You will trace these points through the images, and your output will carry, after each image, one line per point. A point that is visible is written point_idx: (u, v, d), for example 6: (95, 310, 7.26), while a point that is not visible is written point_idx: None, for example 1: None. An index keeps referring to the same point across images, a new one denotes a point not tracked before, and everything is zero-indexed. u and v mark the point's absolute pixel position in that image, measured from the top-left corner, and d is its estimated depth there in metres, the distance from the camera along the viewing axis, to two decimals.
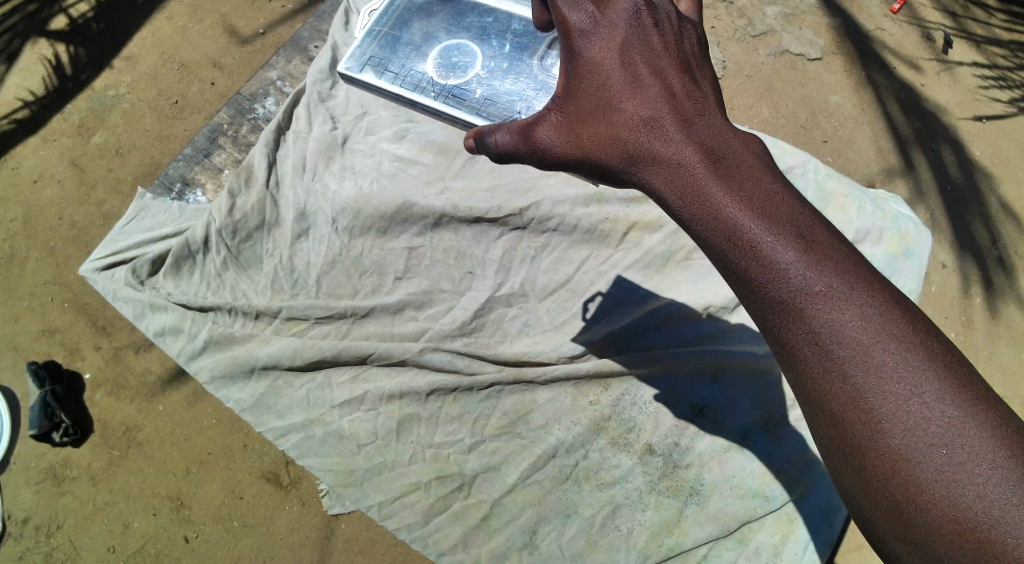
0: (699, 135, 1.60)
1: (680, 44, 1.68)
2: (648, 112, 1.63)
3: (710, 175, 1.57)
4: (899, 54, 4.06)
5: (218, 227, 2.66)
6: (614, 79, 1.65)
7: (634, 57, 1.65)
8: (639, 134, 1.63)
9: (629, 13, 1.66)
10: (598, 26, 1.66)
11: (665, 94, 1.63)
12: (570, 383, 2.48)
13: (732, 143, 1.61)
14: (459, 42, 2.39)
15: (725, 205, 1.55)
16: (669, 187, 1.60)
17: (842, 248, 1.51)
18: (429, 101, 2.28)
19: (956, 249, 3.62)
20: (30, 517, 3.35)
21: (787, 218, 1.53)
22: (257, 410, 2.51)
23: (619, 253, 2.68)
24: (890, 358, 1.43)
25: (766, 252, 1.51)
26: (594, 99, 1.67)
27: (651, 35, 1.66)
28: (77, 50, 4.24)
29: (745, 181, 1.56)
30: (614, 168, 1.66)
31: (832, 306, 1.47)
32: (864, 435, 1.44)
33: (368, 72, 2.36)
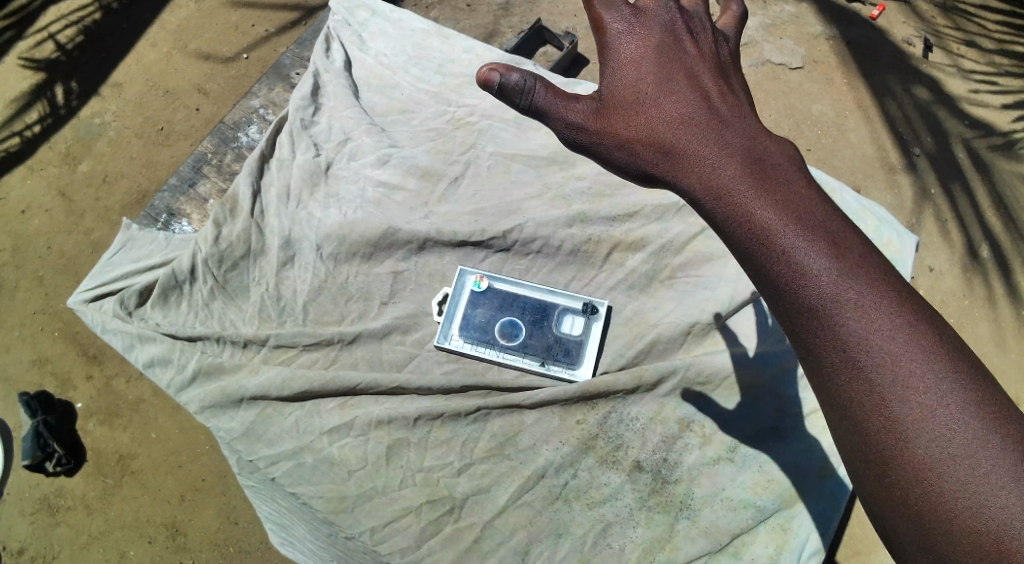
0: (729, 138, 1.72)
1: (710, 50, 1.84)
2: (683, 112, 1.75)
3: (742, 176, 1.67)
4: (878, 63, 4.10)
5: (204, 257, 2.67)
6: (651, 79, 1.78)
7: (670, 58, 1.80)
8: (675, 133, 1.74)
9: (667, 20, 1.83)
10: (636, 28, 1.81)
11: (699, 97, 1.77)
12: (557, 405, 2.51)
13: (761, 147, 1.71)
14: (527, 313, 2.69)
15: (756, 209, 1.63)
16: (701, 185, 1.70)
17: (873, 260, 1.56)
18: (494, 355, 2.61)
19: (941, 253, 3.65)
20: (25, 548, 3.36)
21: (818, 223, 1.60)
22: (248, 439, 2.50)
23: (603, 274, 2.71)
24: (917, 366, 1.47)
25: (795, 251, 1.57)
26: (631, 97, 1.77)
27: (685, 41, 1.82)
28: (55, 80, 4.26)
29: (777, 184, 1.65)
30: (646, 163, 1.75)
31: (863, 312, 1.51)
32: (889, 443, 1.47)
33: (451, 331, 2.64)
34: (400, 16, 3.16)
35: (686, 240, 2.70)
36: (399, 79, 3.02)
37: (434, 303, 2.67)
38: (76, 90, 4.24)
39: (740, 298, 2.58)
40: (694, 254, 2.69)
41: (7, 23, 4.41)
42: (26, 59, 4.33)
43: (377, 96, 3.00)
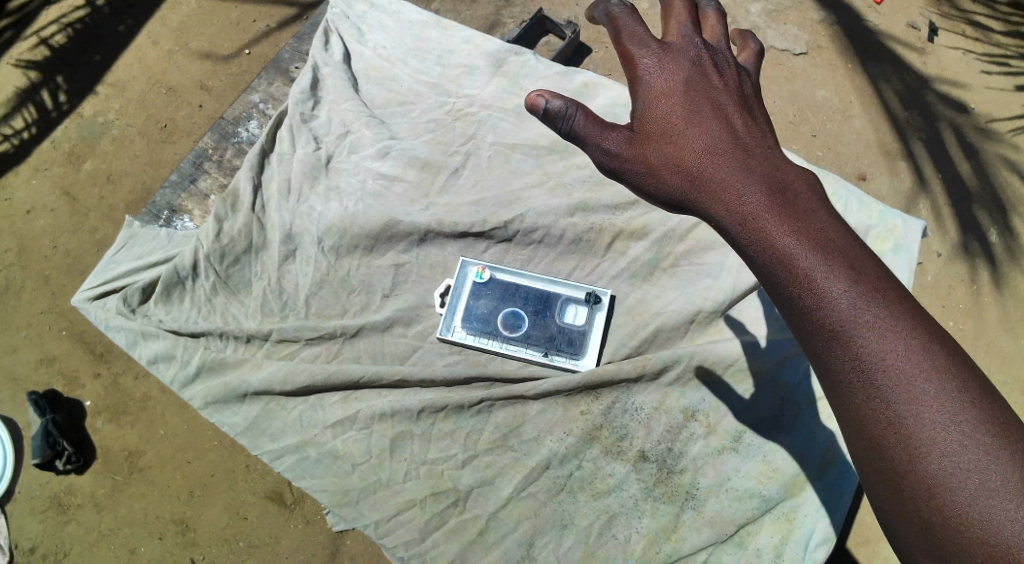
0: (752, 167, 1.71)
1: (737, 83, 1.82)
2: (708, 142, 1.74)
3: (763, 204, 1.66)
4: (883, 47, 4.04)
5: (206, 253, 2.67)
6: (679, 111, 1.76)
7: (697, 90, 1.78)
8: (702, 162, 1.73)
9: (695, 54, 1.81)
10: (664, 62, 1.80)
11: (723, 126, 1.75)
12: (560, 395, 2.49)
13: (783, 175, 1.69)
14: (529, 306, 2.67)
15: (777, 235, 1.62)
16: (727, 213, 1.68)
17: (889, 284, 1.54)
18: (497, 346, 2.60)
19: (948, 239, 3.62)
20: (36, 546, 3.39)
21: (836, 248, 1.58)
22: (251, 434, 2.50)
23: (605, 263, 2.69)
24: (930, 384, 1.45)
25: (813, 274, 1.56)
26: (660, 128, 1.77)
27: (711, 73, 1.80)
28: (46, 85, 4.25)
29: (798, 212, 1.63)
30: (673, 192, 1.75)
31: (878, 333, 1.49)
32: (901, 459, 1.46)
33: (452, 325, 2.63)
34: (398, 8, 3.13)
35: (689, 228, 2.66)
36: (399, 71, 3.00)
37: (437, 295, 2.66)
38: (63, 100, 4.22)
39: (742, 287, 2.56)
40: (696, 242, 2.65)
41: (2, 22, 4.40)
42: (18, 62, 4.31)
43: (376, 89, 2.98)
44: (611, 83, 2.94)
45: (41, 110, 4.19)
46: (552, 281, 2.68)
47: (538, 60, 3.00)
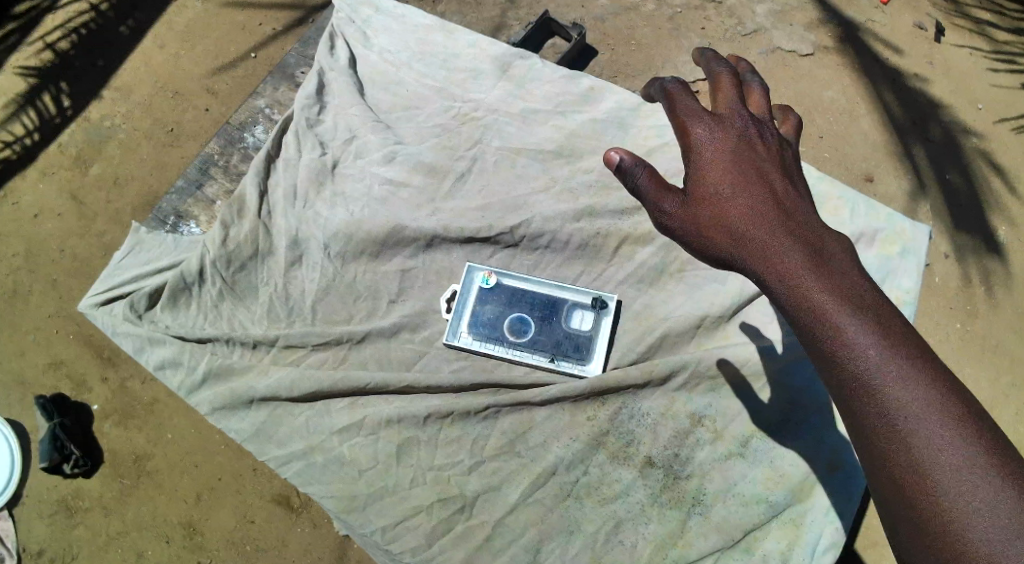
0: (792, 227, 1.74)
1: (783, 155, 1.86)
2: (754, 206, 1.77)
3: (799, 259, 1.70)
4: (891, 47, 4.01)
5: (212, 258, 2.67)
6: (728, 176, 1.79)
7: (745, 157, 1.81)
8: (748, 223, 1.75)
9: (743, 124, 1.86)
10: (714, 130, 1.84)
11: (767, 190, 1.79)
12: (567, 401, 2.49)
13: (818, 236, 1.74)
14: (534, 312, 2.67)
15: (812, 288, 1.66)
16: (774, 274, 1.71)
17: (911, 335, 1.59)
18: (503, 352, 2.60)
19: (955, 241, 3.62)
20: (45, 549, 3.41)
21: (864, 302, 1.63)
22: (259, 440, 2.51)
23: (612, 268, 2.69)
24: (947, 426, 1.47)
25: (841, 323, 1.60)
26: (710, 189, 1.79)
27: (758, 144, 1.84)
28: (51, 91, 4.27)
29: (831, 269, 1.68)
30: (722, 252, 1.76)
31: (900, 378, 1.53)
32: (919, 497, 1.47)
33: (457, 331, 2.62)
34: (403, 12, 3.13)
35: None
36: (404, 75, 3.00)
37: (443, 300, 2.66)
38: (68, 105, 4.24)
39: (749, 292, 2.56)
40: None
41: (9, 27, 4.42)
42: (23, 68, 4.32)
43: (381, 93, 2.98)
44: (617, 87, 2.95)
45: (45, 115, 4.21)
46: (559, 286, 2.68)
47: (543, 63, 3.00)
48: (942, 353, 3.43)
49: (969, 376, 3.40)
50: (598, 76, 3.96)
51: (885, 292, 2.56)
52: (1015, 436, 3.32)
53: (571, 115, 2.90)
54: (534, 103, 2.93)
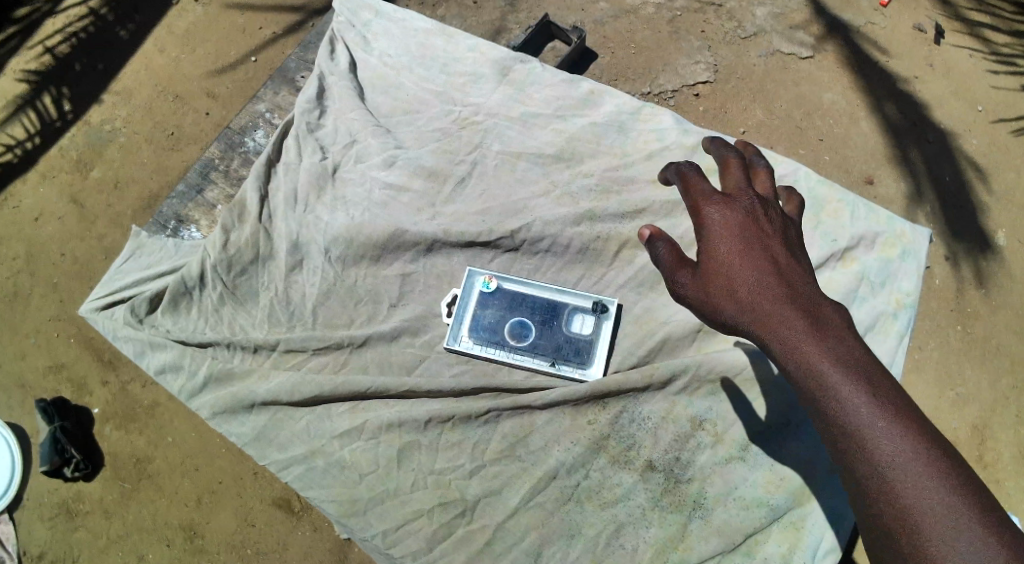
0: (795, 296, 1.78)
1: (787, 232, 1.88)
2: (759, 277, 1.79)
3: (801, 326, 1.74)
4: (891, 49, 4.01)
5: (213, 263, 2.68)
6: (735, 249, 1.82)
7: (752, 232, 1.84)
8: (753, 293, 1.79)
9: (751, 202, 1.88)
10: (722, 207, 1.87)
11: (771, 261, 1.81)
12: (567, 405, 2.50)
13: (819, 304, 1.78)
14: (534, 315, 2.67)
15: (812, 354, 1.71)
16: (779, 344, 1.75)
17: (903, 400, 1.65)
18: (503, 356, 2.61)
19: (955, 243, 3.62)
20: (46, 552, 3.41)
21: (859, 367, 1.69)
22: (260, 444, 2.51)
23: (612, 272, 2.69)
24: (934, 485, 1.55)
25: (839, 388, 1.67)
26: (718, 261, 1.83)
27: (763, 220, 1.86)
28: (51, 95, 4.27)
29: (831, 336, 1.73)
30: (730, 321, 1.81)
31: (890, 438, 1.60)
32: (909, 551, 1.53)
33: (458, 336, 2.63)
34: (403, 16, 3.13)
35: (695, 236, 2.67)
36: (404, 79, 3.00)
37: (444, 304, 2.66)
38: (68, 109, 4.24)
39: None
40: None
41: (10, 31, 4.43)
42: (23, 72, 4.33)
43: (382, 97, 2.99)
44: (617, 91, 2.94)
45: (45, 119, 4.21)
46: (559, 290, 2.68)
47: (543, 67, 3.00)
48: (942, 356, 3.44)
49: (970, 378, 3.40)
50: (597, 79, 3.96)
51: (885, 295, 2.56)
52: (1016, 437, 3.32)
53: (571, 119, 2.90)
54: (534, 107, 2.92)
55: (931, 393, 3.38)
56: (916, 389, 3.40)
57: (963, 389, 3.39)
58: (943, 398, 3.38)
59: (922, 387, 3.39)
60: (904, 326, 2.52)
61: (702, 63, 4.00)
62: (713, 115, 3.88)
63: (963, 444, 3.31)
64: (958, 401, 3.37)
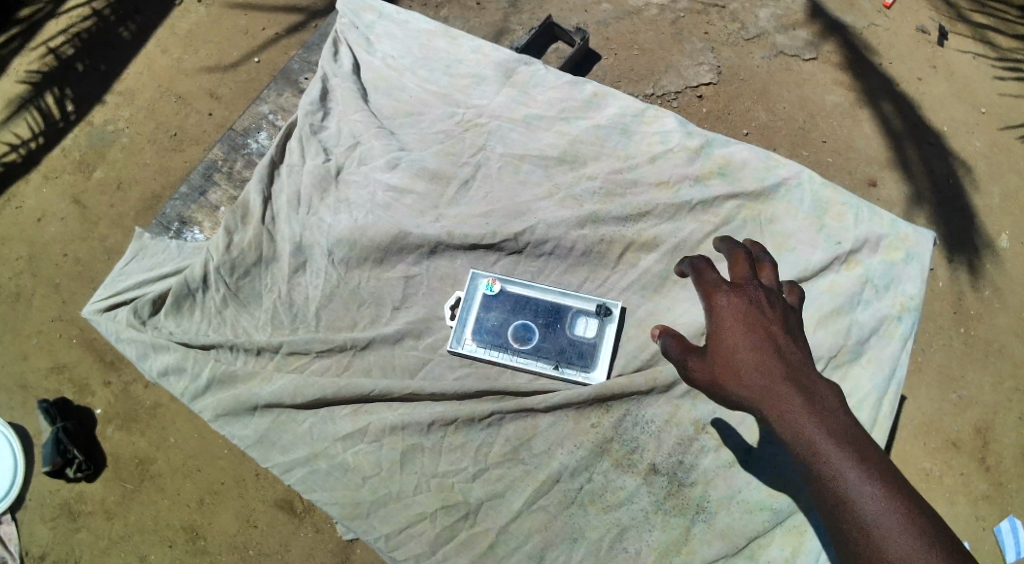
0: (795, 377, 1.83)
1: (790, 317, 1.92)
2: (764, 359, 1.84)
3: (800, 403, 1.81)
4: (894, 51, 4.01)
5: (216, 265, 2.67)
6: (741, 334, 1.86)
7: (757, 318, 1.88)
8: (758, 374, 1.83)
9: (757, 290, 1.93)
10: (730, 294, 1.91)
11: (775, 343, 1.86)
12: (571, 408, 2.49)
13: (818, 384, 1.85)
14: (537, 318, 2.67)
15: (809, 431, 1.79)
16: (786, 426, 1.80)
17: (892, 475, 1.74)
18: (506, 359, 2.60)
19: (959, 245, 3.62)
20: (47, 553, 3.41)
21: (852, 442, 1.78)
22: (262, 447, 2.51)
23: (615, 274, 2.69)
24: (922, 553, 1.63)
25: (834, 463, 1.75)
26: (724, 344, 1.87)
27: (768, 306, 1.90)
28: (53, 95, 4.27)
29: (827, 414, 1.81)
30: (738, 401, 1.85)
31: (881, 510, 1.69)
32: None
33: (461, 339, 2.62)
34: (406, 17, 3.12)
35: (700, 239, 2.68)
36: (407, 81, 3.00)
37: (447, 307, 2.66)
38: (71, 109, 4.24)
39: None
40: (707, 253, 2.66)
41: (11, 31, 4.43)
42: (25, 72, 4.32)
43: (385, 99, 2.98)
44: (620, 93, 2.93)
45: (48, 119, 4.21)
46: (563, 293, 2.68)
47: (547, 69, 2.99)
48: (945, 358, 3.43)
49: (973, 381, 3.40)
50: (600, 81, 3.96)
51: (888, 299, 2.56)
52: (1019, 440, 3.32)
53: (574, 121, 2.89)
54: (537, 109, 2.92)
55: (933, 395, 3.38)
56: (919, 391, 3.39)
57: (966, 391, 3.38)
58: (946, 400, 3.37)
59: (925, 389, 3.39)
60: (908, 329, 2.53)
61: (705, 65, 3.99)
62: (716, 117, 3.88)
63: (965, 446, 3.31)
64: (961, 403, 3.37)
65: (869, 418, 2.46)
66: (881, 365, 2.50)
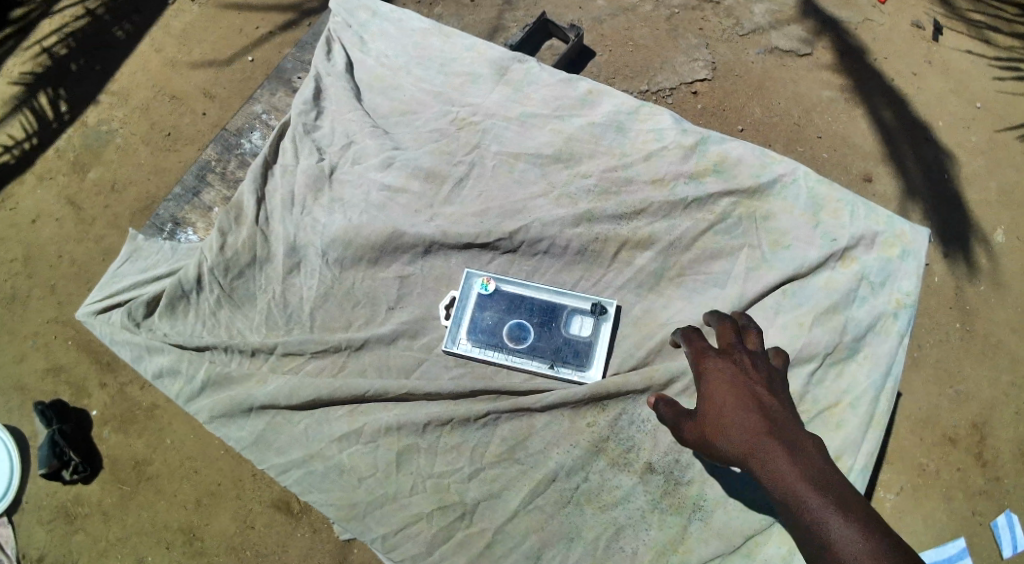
0: (776, 426, 1.88)
1: (774, 378, 2.01)
2: (745, 411, 1.91)
3: (779, 450, 1.84)
4: (889, 47, 4.00)
5: (210, 266, 2.67)
6: (723, 389, 1.96)
7: (740, 376, 1.98)
8: (739, 425, 1.90)
9: (741, 353, 2.06)
10: (715, 358, 2.05)
11: (756, 397, 1.93)
12: (566, 407, 2.49)
13: (799, 434, 1.88)
14: (533, 318, 2.66)
15: (789, 476, 1.80)
16: (768, 474, 1.82)
17: (874, 520, 1.72)
18: (501, 358, 2.59)
19: (955, 241, 3.61)
20: (45, 555, 3.40)
21: (833, 487, 1.78)
22: (258, 448, 2.51)
23: (611, 273, 2.68)
24: None
25: (813, 506, 1.75)
26: (709, 399, 1.98)
27: (751, 366, 2.01)
28: (47, 95, 4.25)
29: (808, 461, 1.83)
30: (722, 452, 1.92)
31: (861, 551, 1.66)
32: None
33: (456, 339, 2.61)
34: (400, 16, 3.11)
35: (695, 236, 2.67)
36: (402, 79, 2.99)
37: (442, 307, 2.65)
38: (65, 109, 4.22)
39: (749, 296, 2.57)
40: (703, 251, 2.66)
41: (5, 31, 4.40)
42: (19, 72, 4.31)
43: (379, 98, 2.97)
44: (615, 90, 2.92)
45: (41, 120, 4.19)
46: (558, 292, 2.67)
47: (541, 67, 2.97)
48: (942, 354, 3.43)
49: (971, 376, 3.39)
50: (595, 78, 3.95)
51: (885, 296, 2.55)
52: (1016, 435, 3.32)
53: (569, 119, 2.87)
54: (531, 107, 2.90)
55: (931, 391, 3.38)
56: (916, 387, 3.39)
57: (964, 387, 3.38)
58: (944, 396, 3.37)
59: (922, 385, 3.39)
60: (904, 325, 2.52)
61: (700, 61, 3.98)
62: (712, 114, 3.87)
63: (963, 441, 3.31)
64: (958, 399, 3.36)
65: (865, 414, 2.46)
66: (877, 362, 2.50)
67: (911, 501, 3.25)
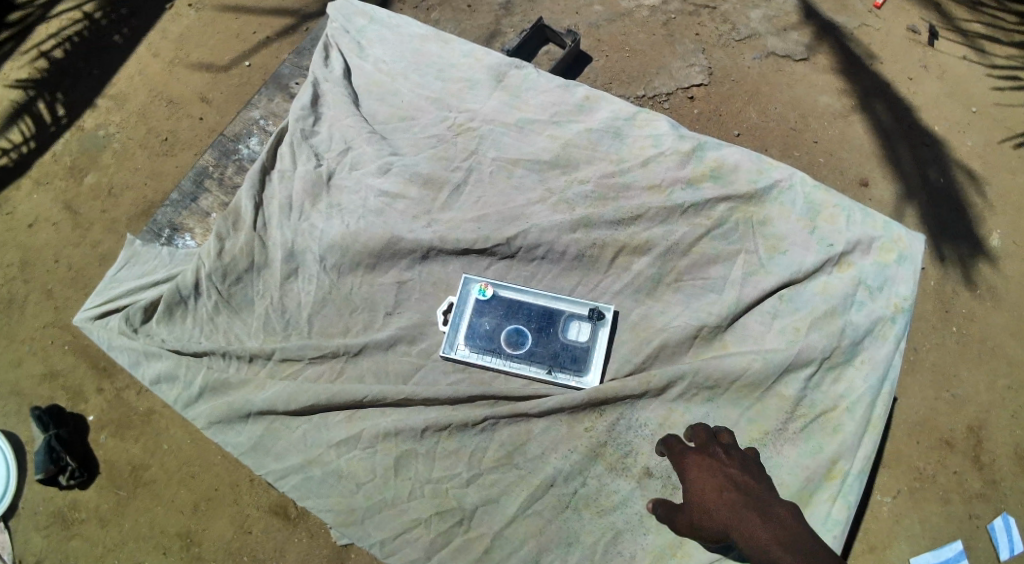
0: (753, 504, 2.14)
1: (745, 460, 2.27)
2: (724, 495, 2.17)
3: (757, 525, 2.10)
4: (885, 52, 4.02)
5: (208, 271, 2.67)
6: (703, 477, 2.21)
7: (714, 464, 2.24)
8: (722, 508, 2.15)
9: (712, 444, 2.30)
10: (690, 451, 2.29)
11: (731, 481, 2.19)
12: (564, 413, 2.50)
13: (774, 507, 2.15)
14: (531, 323, 2.66)
15: (770, 547, 2.07)
16: (751, 545, 2.09)
17: None
18: (499, 363, 2.60)
19: (951, 245, 3.63)
20: (41, 560, 3.39)
21: (809, 551, 2.05)
22: (256, 454, 2.51)
23: (609, 278, 2.69)
24: None
25: None
26: (692, 488, 2.21)
27: (722, 455, 2.27)
28: (44, 99, 4.25)
29: (784, 531, 2.09)
30: (712, 534, 2.16)
31: None
32: None
33: (454, 344, 2.62)
34: (398, 22, 3.12)
35: (692, 242, 2.68)
36: (399, 85, 2.99)
37: (440, 312, 2.66)
38: (62, 113, 4.22)
39: (747, 301, 2.59)
40: (700, 256, 2.67)
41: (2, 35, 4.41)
42: (16, 76, 4.31)
43: (377, 104, 2.97)
44: (612, 96, 2.93)
45: (38, 123, 4.19)
46: (556, 297, 2.68)
47: (538, 73, 2.98)
48: (938, 358, 3.45)
49: (967, 380, 3.41)
50: (592, 82, 3.96)
51: (882, 301, 2.56)
52: (1012, 438, 3.33)
53: (566, 125, 2.88)
54: (529, 114, 2.91)
55: (927, 394, 3.39)
56: (912, 391, 3.41)
57: (960, 390, 3.40)
58: (940, 399, 3.39)
59: (918, 388, 3.40)
60: (901, 330, 2.54)
61: (697, 66, 4.00)
62: (708, 118, 3.88)
63: (959, 444, 3.32)
64: (955, 403, 3.38)
65: (863, 418, 2.47)
66: (875, 365, 2.51)
67: (908, 505, 3.25)
